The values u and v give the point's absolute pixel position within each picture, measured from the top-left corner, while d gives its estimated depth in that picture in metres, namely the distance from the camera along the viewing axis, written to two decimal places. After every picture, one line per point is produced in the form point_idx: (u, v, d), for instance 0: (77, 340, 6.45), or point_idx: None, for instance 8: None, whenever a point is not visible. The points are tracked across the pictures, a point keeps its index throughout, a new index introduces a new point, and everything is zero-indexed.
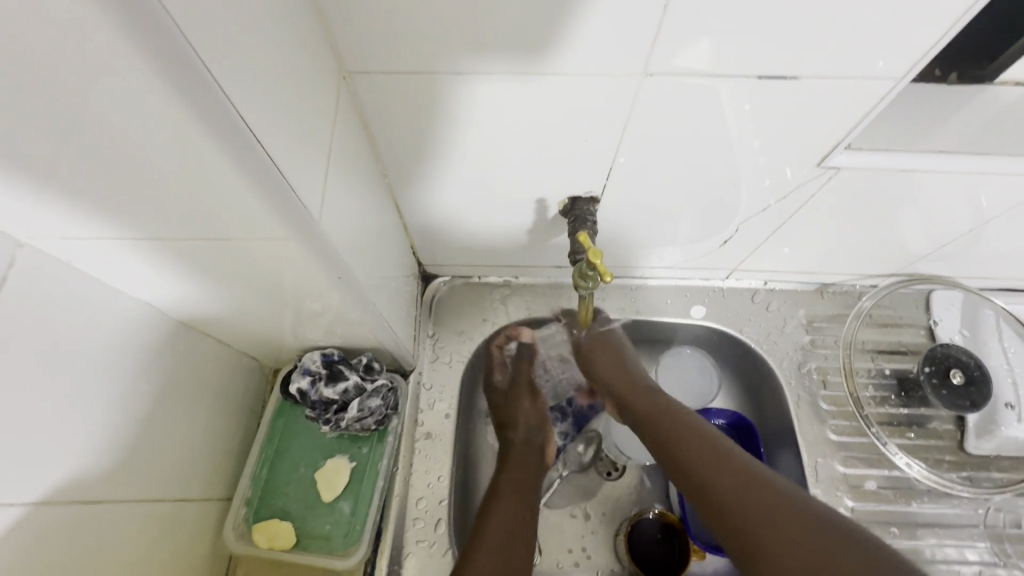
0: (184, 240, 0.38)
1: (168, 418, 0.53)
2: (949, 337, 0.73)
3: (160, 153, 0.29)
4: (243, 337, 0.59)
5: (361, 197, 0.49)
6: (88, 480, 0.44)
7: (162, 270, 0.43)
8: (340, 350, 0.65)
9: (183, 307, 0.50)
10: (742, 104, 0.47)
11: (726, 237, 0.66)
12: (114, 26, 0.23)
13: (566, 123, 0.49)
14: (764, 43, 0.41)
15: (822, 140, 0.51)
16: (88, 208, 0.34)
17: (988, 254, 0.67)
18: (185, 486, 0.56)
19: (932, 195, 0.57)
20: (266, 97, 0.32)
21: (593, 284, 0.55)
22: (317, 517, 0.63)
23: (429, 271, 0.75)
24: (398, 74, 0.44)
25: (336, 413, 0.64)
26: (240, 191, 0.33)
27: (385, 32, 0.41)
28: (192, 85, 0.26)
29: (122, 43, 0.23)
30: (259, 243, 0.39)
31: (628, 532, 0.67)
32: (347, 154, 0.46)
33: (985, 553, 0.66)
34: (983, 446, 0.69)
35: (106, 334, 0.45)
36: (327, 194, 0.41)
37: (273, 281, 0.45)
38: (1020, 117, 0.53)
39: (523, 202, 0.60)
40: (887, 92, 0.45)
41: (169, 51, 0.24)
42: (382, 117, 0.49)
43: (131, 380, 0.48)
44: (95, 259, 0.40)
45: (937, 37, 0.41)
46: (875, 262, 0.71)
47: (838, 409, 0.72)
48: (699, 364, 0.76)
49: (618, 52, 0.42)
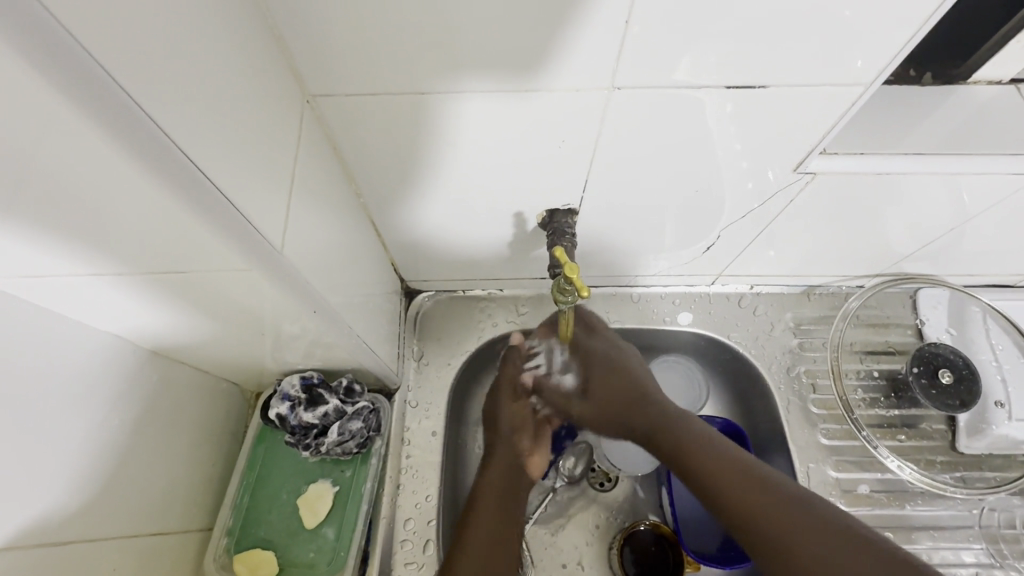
0: (146, 275, 0.38)
1: (141, 451, 0.52)
2: (937, 336, 0.72)
3: (109, 196, 0.29)
4: (220, 363, 0.58)
5: (332, 220, 0.48)
6: (55, 522, 0.43)
7: (128, 304, 0.42)
8: (321, 373, 0.64)
9: (156, 339, 0.49)
10: (720, 109, 0.46)
11: (710, 242, 0.66)
12: (38, 70, 0.22)
13: (540, 140, 0.49)
14: (734, 50, 0.41)
15: (797, 146, 0.50)
16: (41, 248, 0.33)
17: (971, 252, 0.67)
18: (165, 519, 0.55)
19: (914, 197, 0.56)
20: (217, 131, 0.31)
21: (572, 298, 0.55)
22: (300, 545, 0.62)
23: (412, 287, 0.74)
24: (363, 96, 0.44)
25: (317, 438, 0.63)
26: (196, 225, 0.32)
27: (346, 54, 0.40)
28: (122, 122, 0.25)
29: (50, 89, 0.23)
30: (224, 274, 0.38)
31: (622, 545, 0.66)
32: (315, 177, 0.45)
33: (980, 554, 0.65)
34: (974, 445, 0.68)
35: (71, 372, 0.44)
36: (293, 220, 0.40)
37: (245, 309, 0.45)
38: (989, 118, 0.55)
39: (501, 216, 0.59)
40: (859, 98, 0.45)
41: (98, 92, 0.24)
42: (350, 138, 0.48)
43: (101, 416, 0.47)
44: (57, 296, 0.39)
45: (908, 39, 0.40)
46: (859, 263, 0.70)
47: (828, 413, 0.71)
48: (696, 399, 0.75)
49: (585, 70, 0.42)
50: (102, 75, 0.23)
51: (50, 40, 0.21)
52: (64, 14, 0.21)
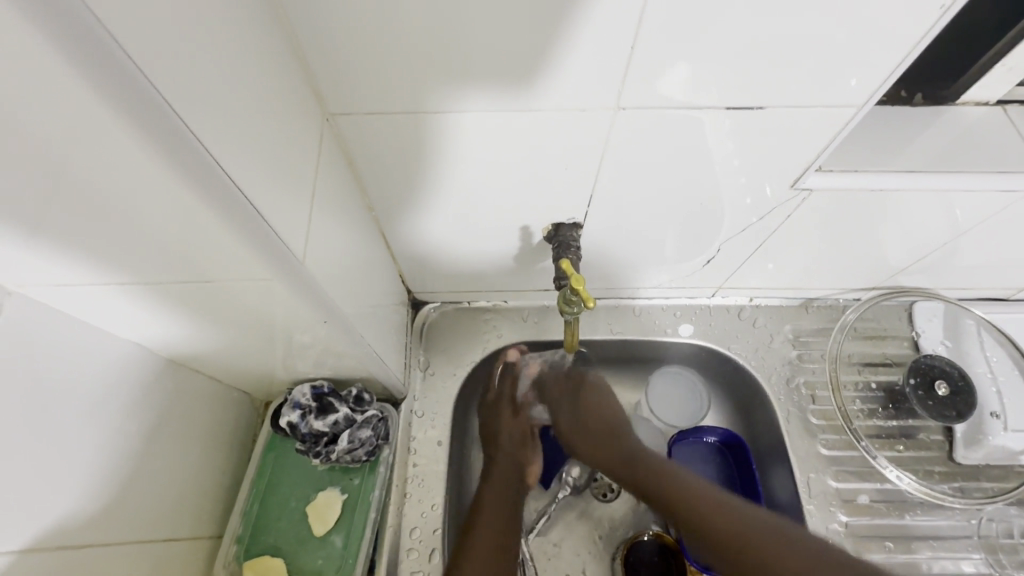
0: (169, 283, 0.39)
1: (154, 456, 0.52)
2: (933, 348, 0.74)
3: (146, 207, 0.31)
4: (232, 372, 0.59)
5: (347, 232, 0.50)
6: (71, 524, 0.43)
7: (150, 312, 0.43)
8: (330, 381, 0.65)
9: (172, 346, 0.50)
10: (718, 125, 0.48)
11: (709, 256, 0.67)
12: (97, 91, 0.24)
13: (547, 157, 0.51)
14: (729, 71, 0.43)
15: (794, 163, 0.52)
16: (74, 256, 0.34)
17: (964, 266, 0.69)
18: (176, 525, 0.55)
19: (908, 212, 0.58)
20: (246, 146, 0.33)
21: (578, 309, 0.58)
22: (308, 552, 0.62)
23: (418, 298, 0.76)
24: (379, 114, 0.46)
25: (327, 446, 0.64)
26: (223, 235, 0.34)
27: (363, 74, 0.42)
28: (164, 133, 0.27)
29: (106, 107, 0.25)
30: (245, 283, 0.40)
31: (624, 556, 0.67)
32: (332, 192, 0.47)
33: (980, 564, 0.66)
34: (971, 456, 0.70)
35: (90, 378, 0.45)
36: (312, 231, 0.42)
37: (261, 317, 0.46)
38: (978, 137, 0.57)
39: (507, 229, 0.61)
40: (852, 117, 0.47)
41: (141, 103, 0.25)
42: (364, 154, 0.50)
43: (118, 421, 0.48)
44: (82, 302, 0.41)
45: (898, 61, 0.42)
46: (856, 276, 0.72)
47: (828, 423, 0.72)
48: (697, 408, 0.76)
49: (589, 86, 0.44)
50: (152, 95, 0.26)
51: (112, 66, 0.24)
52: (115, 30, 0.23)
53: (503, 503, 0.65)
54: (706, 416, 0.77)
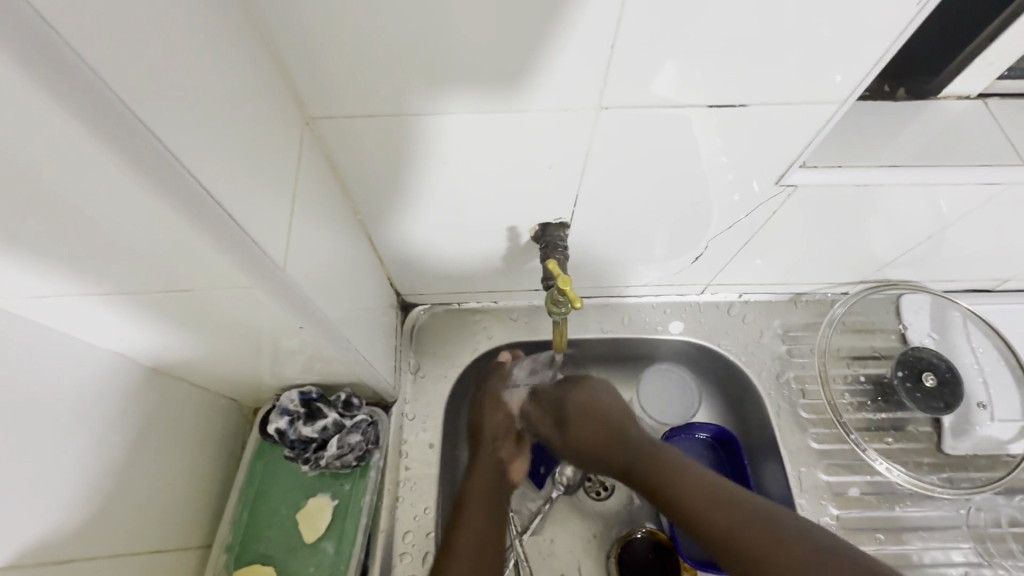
0: (149, 294, 0.39)
1: (141, 466, 0.52)
2: (920, 340, 0.74)
3: (122, 219, 0.30)
4: (219, 380, 0.58)
5: (332, 237, 0.50)
6: (55, 539, 0.43)
7: (131, 323, 0.43)
8: (319, 387, 0.65)
9: (156, 356, 0.50)
10: (704, 121, 0.48)
11: (698, 254, 0.68)
12: (69, 109, 0.24)
13: (534, 157, 0.51)
14: (714, 67, 0.43)
15: (779, 159, 0.52)
16: (48, 268, 0.34)
17: (949, 259, 0.69)
18: (163, 535, 0.55)
19: (893, 206, 0.58)
20: (224, 154, 0.33)
21: (566, 309, 0.57)
22: (299, 559, 0.62)
23: (407, 301, 0.75)
24: (362, 117, 0.45)
25: (316, 452, 0.64)
26: (201, 245, 0.33)
27: (344, 78, 0.42)
28: (139, 147, 0.27)
29: (79, 124, 0.24)
30: (225, 292, 0.39)
31: (618, 555, 0.67)
32: (315, 197, 0.46)
33: (969, 553, 0.66)
34: (959, 446, 0.70)
35: (71, 391, 0.45)
36: (294, 237, 0.41)
37: (245, 325, 0.45)
38: (960, 130, 0.57)
39: (494, 231, 0.61)
40: (835, 113, 0.48)
41: (115, 119, 0.25)
42: (348, 158, 0.50)
43: (101, 433, 0.48)
44: (61, 315, 0.40)
45: (881, 55, 0.42)
46: (842, 270, 0.72)
47: (818, 417, 0.73)
48: (690, 406, 0.76)
49: (575, 86, 0.43)
50: (126, 111, 0.25)
51: (85, 85, 0.23)
52: (80, 42, 0.23)
53: (489, 498, 0.64)
54: (697, 413, 0.77)
